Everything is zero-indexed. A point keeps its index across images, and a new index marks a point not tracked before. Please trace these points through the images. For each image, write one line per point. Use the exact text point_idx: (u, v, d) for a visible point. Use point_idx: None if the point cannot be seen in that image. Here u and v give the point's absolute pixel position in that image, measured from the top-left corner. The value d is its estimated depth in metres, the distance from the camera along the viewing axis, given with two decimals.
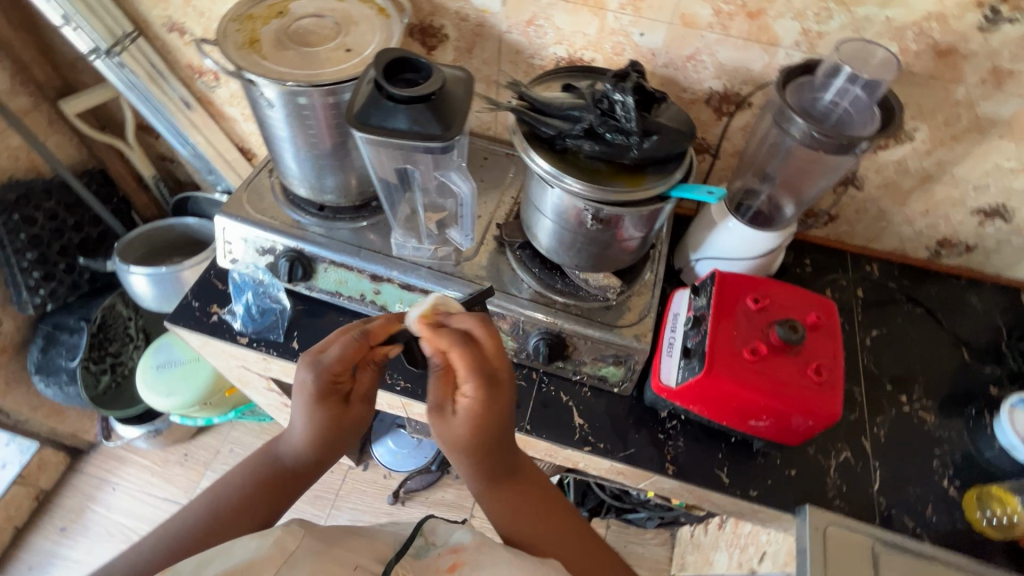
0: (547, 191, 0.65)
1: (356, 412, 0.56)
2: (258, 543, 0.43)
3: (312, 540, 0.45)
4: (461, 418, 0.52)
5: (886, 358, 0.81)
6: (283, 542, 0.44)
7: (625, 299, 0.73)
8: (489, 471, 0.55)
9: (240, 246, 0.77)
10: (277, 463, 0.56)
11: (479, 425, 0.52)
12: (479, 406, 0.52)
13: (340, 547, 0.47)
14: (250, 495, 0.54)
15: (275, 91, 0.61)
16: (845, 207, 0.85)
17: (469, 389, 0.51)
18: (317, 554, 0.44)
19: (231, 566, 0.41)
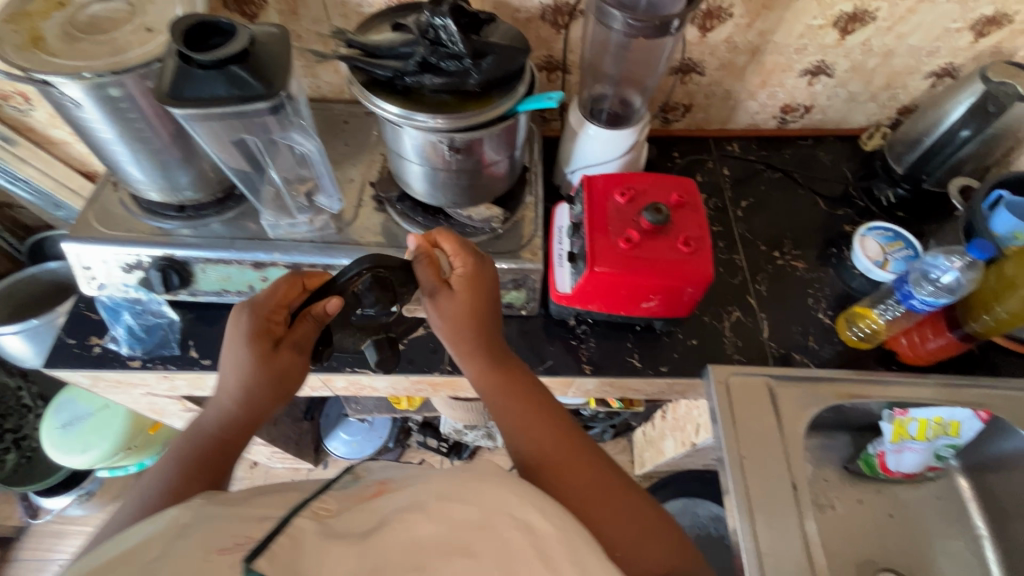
0: (402, 134, 0.64)
1: (285, 360, 0.55)
2: (148, 527, 0.40)
3: (205, 508, 0.42)
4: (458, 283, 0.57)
5: (757, 223, 0.89)
6: (176, 519, 0.41)
7: (512, 226, 0.75)
8: (483, 355, 0.60)
9: (102, 268, 0.71)
10: (210, 435, 0.57)
11: (472, 291, 0.58)
12: (466, 273, 0.58)
13: (246, 505, 0.44)
14: (177, 474, 0.54)
15: (79, 88, 0.56)
16: (695, 94, 0.91)
17: (462, 262, 0.58)
18: (213, 518, 0.41)
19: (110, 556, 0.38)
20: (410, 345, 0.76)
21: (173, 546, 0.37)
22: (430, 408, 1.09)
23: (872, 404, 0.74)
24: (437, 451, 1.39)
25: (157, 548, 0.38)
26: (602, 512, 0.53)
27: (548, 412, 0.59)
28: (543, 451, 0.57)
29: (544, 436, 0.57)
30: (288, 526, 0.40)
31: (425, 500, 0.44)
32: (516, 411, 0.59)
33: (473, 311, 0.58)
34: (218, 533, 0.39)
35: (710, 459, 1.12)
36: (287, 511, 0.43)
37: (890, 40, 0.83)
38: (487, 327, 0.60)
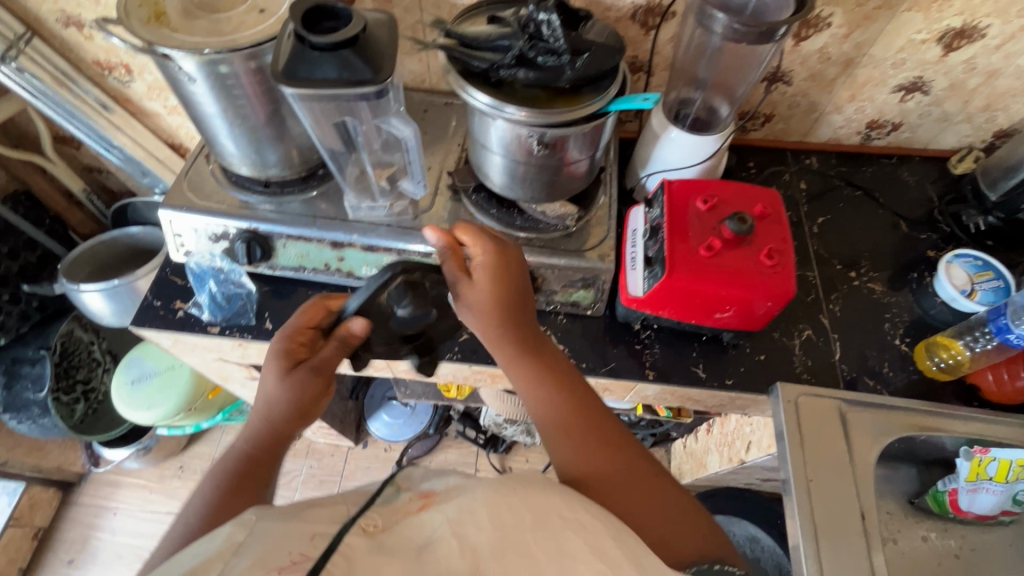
0: (490, 126, 0.65)
1: (309, 383, 0.59)
2: (211, 544, 0.43)
3: (261, 524, 0.43)
4: (480, 277, 0.58)
5: (832, 241, 0.86)
6: (232, 536, 0.42)
7: (584, 225, 0.75)
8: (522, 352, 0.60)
9: (192, 236, 0.75)
10: (247, 454, 0.58)
11: (496, 291, 0.58)
12: (498, 262, 0.59)
13: (299, 519, 0.45)
14: (225, 493, 0.54)
15: (194, 63, 0.59)
16: (778, 104, 0.88)
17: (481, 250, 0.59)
18: (266, 534, 0.42)
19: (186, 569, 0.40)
20: (473, 335, 0.77)
21: (235, 562, 0.39)
22: (477, 399, 1.10)
23: (946, 439, 0.70)
24: (474, 442, 1.40)
25: (219, 563, 0.40)
26: (645, 511, 0.53)
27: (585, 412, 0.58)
28: (583, 456, 0.55)
29: (589, 438, 0.56)
30: (340, 544, 0.40)
31: (470, 512, 0.44)
32: (561, 430, 0.57)
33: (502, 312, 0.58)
34: (273, 551, 0.40)
35: (755, 478, 1.10)
36: (339, 528, 0.44)
37: (997, 59, 0.78)
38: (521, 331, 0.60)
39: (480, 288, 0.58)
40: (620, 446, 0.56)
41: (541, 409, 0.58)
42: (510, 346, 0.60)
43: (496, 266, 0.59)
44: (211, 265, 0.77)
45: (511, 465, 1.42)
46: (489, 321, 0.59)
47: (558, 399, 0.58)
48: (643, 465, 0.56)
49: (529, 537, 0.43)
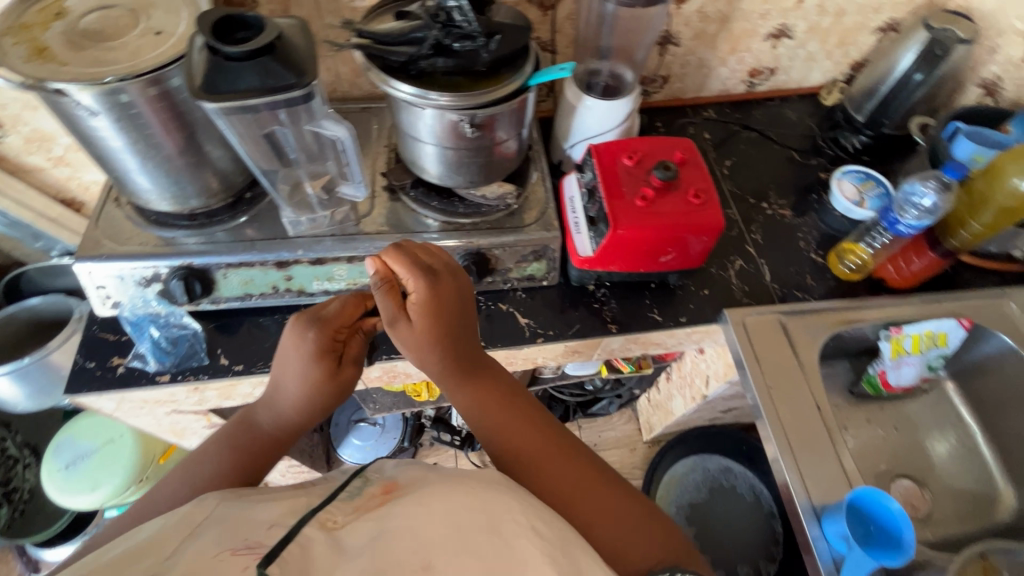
0: (417, 115, 0.65)
1: (347, 376, 0.57)
2: (166, 520, 0.44)
3: (221, 509, 0.45)
4: (415, 310, 0.56)
5: (748, 175, 0.93)
6: (191, 516, 0.44)
7: (525, 200, 0.77)
8: (452, 367, 0.59)
9: (116, 284, 0.71)
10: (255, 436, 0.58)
11: (429, 322, 0.56)
12: (443, 285, 0.56)
13: (255, 510, 0.45)
14: (233, 466, 0.56)
15: (93, 94, 0.56)
16: (679, 55, 0.93)
17: (416, 284, 0.56)
18: (222, 522, 0.42)
19: (131, 546, 0.41)
20: None
21: (189, 544, 0.40)
22: (449, 395, 1.12)
23: (869, 328, 0.80)
24: (452, 444, 1.43)
25: (172, 542, 0.41)
26: (594, 513, 0.53)
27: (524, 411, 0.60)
28: (523, 452, 0.57)
29: (531, 434, 0.58)
30: (296, 536, 0.41)
31: (426, 506, 0.44)
32: (504, 429, 0.58)
33: (436, 341, 0.57)
34: (231, 538, 0.40)
35: (718, 410, 1.19)
36: (298, 518, 0.43)
37: None
38: (460, 349, 0.59)
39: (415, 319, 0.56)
40: (547, 438, 0.58)
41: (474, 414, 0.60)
42: (438, 371, 0.59)
43: (431, 296, 0.55)
44: (151, 311, 0.73)
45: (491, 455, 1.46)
46: (421, 343, 0.56)
47: (483, 403, 0.60)
48: (587, 468, 0.57)
49: (480, 539, 0.41)
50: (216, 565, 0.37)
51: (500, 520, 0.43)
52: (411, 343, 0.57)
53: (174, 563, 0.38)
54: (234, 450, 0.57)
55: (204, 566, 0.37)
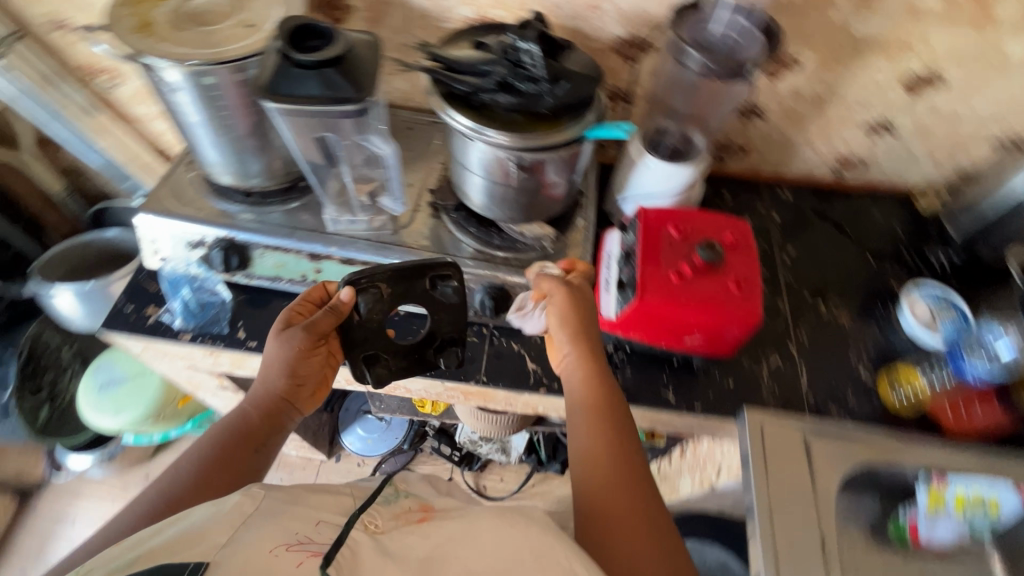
0: (470, 146, 0.66)
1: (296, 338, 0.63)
2: (216, 506, 0.46)
3: (269, 502, 0.47)
4: (572, 291, 0.67)
5: (802, 271, 0.88)
6: (241, 505, 0.46)
7: (562, 246, 0.76)
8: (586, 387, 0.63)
9: (168, 242, 0.74)
10: (248, 416, 0.63)
11: (572, 314, 0.66)
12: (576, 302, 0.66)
13: (304, 504, 0.50)
14: (223, 449, 0.59)
15: (179, 72, 0.60)
16: (752, 137, 0.91)
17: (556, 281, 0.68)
18: (274, 514, 0.46)
19: (184, 527, 0.43)
20: None
21: (245, 531, 0.43)
22: (452, 416, 1.10)
23: (906, 469, 0.72)
24: (449, 459, 1.39)
25: (228, 527, 0.43)
26: (637, 568, 0.50)
27: (612, 424, 0.60)
28: (599, 492, 0.55)
29: (607, 445, 0.58)
30: (348, 538, 0.46)
31: (473, 534, 0.48)
32: (593, 459, 0.57)
33: (572, 331, 0.65)
34: (284, 531, 0.44)
35: (727, 504, 1.10)
36: (345, 519, 0.50)
37: (957, 105, 0.82)
38: (589, 350, 0.65)
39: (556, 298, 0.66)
40: (621, 453, 0.58)
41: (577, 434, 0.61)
42: (581, 388, 0.63)
43: (565, 296, 0.66)
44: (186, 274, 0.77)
45: (485, 483, 1.41)
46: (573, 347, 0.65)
47: (597, 433, 0.59)
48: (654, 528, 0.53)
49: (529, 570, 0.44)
50: (274, 559, 0.40)
51: (544, 557, 0.44)
52: (556, 323, 0.66)
53: (234, 549, 0.41)
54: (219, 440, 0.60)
55: (264, 560, 0.40)
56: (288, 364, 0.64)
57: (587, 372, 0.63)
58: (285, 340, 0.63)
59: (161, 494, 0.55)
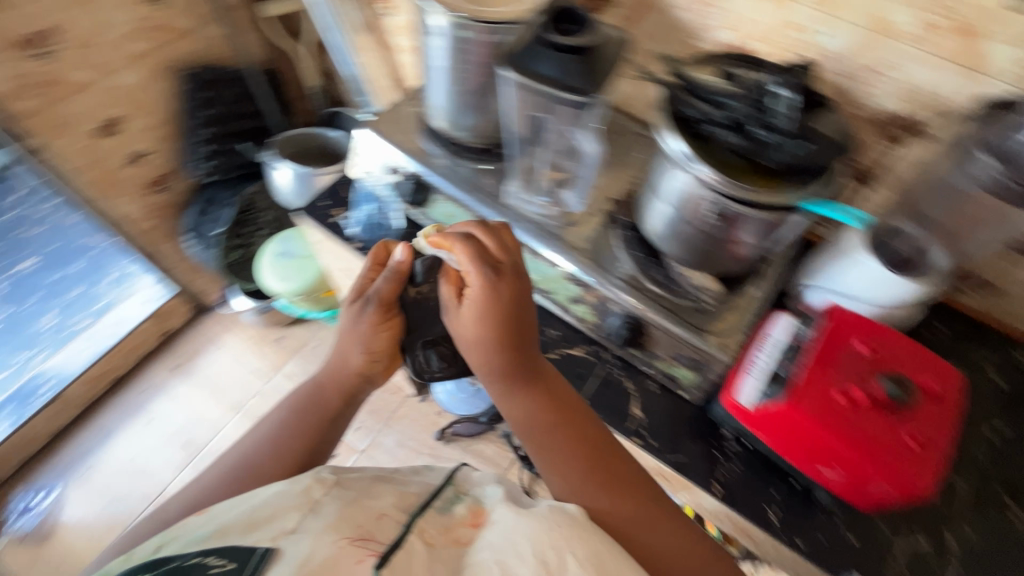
0: (673, 175, 0.62)
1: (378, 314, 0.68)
2: (288, 489, 0.55)
3: (335, 490, 0.56)
4: (467, 314, 0.61)
5: (1009, 461, 0.70)
6: (309, 492, 0.55)
7: (721, 308, 0.69)
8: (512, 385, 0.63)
9: (372, 161, 0.85)
10: (317, 390, 0.74)
11: (486, 327, 0.60)
12: (499, 291, 0.60)
13: (365, 494, 0.57)
14: (295, 426, 0.72)
15: (445, 20, 0.66)
16: (1008, 278, 0.74)
17: (476, 278, 0.60)
18: (341, 502, 0.54)
19: (254, 505, 0.53)
20: (562, 358, 0.76)
21: (310, 520, 0.51)
22: None
23: None
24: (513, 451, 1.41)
25: (297, 511, 0.53)
26: (660, 549, 0.57)
27: (559, 422, 0.63)
28: (590, 492, 0.59)
29: (562, 449, 0.61)
30: (404, 543, 0.51)
31: (512, 544, 0.50)
32: (560, 456, 0.61)
33: (485, 355, 0.62)
34: (346, 521, 0.52)
35: None
36: (405, 517, 0.55)
37: None
38: (520, 362, 0.62)
39: (462, 326, 0.62)
40: (582, 439, 0.62)
41: (523, 426, 0.64)
42: (502, 386, 0.64)
43: (486, 296, 0.60)
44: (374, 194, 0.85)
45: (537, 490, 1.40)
46: (486, 349, 0.61)
47: (540, 421, 0.63)
48: (658, 511, 0.59)
49: None
50: (340, 553, 0.48)
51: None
52: (467, 351, 0.64)
53: (302, 535, 0.50)
54: (290, 414, 0.73)
55: (333, 552, 0.48)
56: (363, 340, 0.69)
57: (517, 394, 0.63)
58: (355, 318, 0.69)
59: (244, 463, 0.68)
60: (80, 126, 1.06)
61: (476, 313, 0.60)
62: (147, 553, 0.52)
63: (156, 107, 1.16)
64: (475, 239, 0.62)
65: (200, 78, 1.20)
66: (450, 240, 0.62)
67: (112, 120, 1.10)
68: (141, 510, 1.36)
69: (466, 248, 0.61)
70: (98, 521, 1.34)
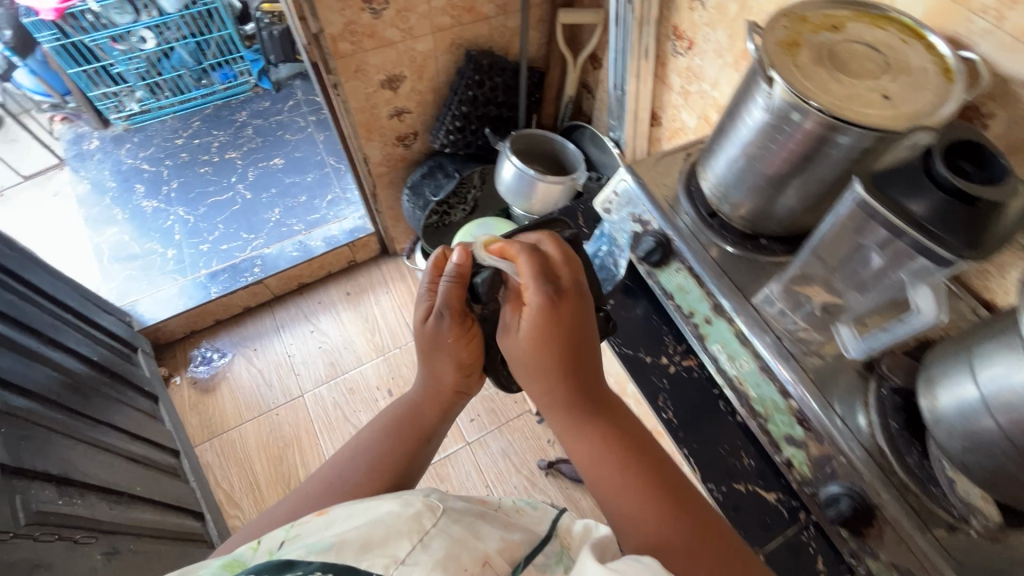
0: (1006, 364, 0.48)
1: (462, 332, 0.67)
2: (400, 505, 0.45)
3: (448, 520, 0.45)
4: (524, 330, 0.61)
5: None
6: (422, 517, 0.44)
7: (985, 542, 0.55)
8: (571, 405, 0.61)
9: (621, 201, 0.82)
10: (412, 412, 0.71)
11: (543, 342, 0.60)
12: (558, 300, 0.60)
13: (475, 532, 0.46)
14: (386, 445, 0.67)
15: (782, 97, 0.57)
16: None
17: (534, 287, 0.61)
18: (452, 539, 0.44)
19: (365, 515, 0.43)
20: (747, 495, 0.66)
21: (419, 556, 0.41)
22: None
23: None
24: None
25: (410, 537, 0.43)
26: None
27: (615, 446, 0.59)
28: (652, 528, 0.52)
29: (618, 475, 0.57)
30: None
31: None
32: (613, 491, 0.56)
33: (539, 375, 0.62)
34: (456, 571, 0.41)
35: None
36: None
37: None
38: (574, 384, 0.61)
39: (516, 346, 0.62)
40: (648, 471, 0.57)
41: (585, 455, 0.60)
42: (563, 409, 0.62)
43: (546, 301, 0.60)
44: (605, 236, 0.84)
45: None
46: (540, 360, 0.61)
47: (600, 448, 0.59)
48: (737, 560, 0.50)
49: None
50: None
51: None
52: (526, 376, 0.63)
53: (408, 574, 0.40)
54: (381, 430, 0.69)
55: None
56: (452, 356, 0.68)
57: (577, 420, 0.61)
58: (433, 338, 0.67)
59: (329, 478, 0.64)
60: (372, 75, 1.18)
61: (529, 322, 0.60)
62: (272, 546, 0.44)
63: (432, 76, 1.26)
64: (542, 252, 0.64)
65: (482, 65, 1.25)
66: (514, 249, 0.64)
67: (396, 77, 1.22)
68: (281, 402, 1.53)
69: (530, 257, 0.62)
70: (248, 395, 1.54)
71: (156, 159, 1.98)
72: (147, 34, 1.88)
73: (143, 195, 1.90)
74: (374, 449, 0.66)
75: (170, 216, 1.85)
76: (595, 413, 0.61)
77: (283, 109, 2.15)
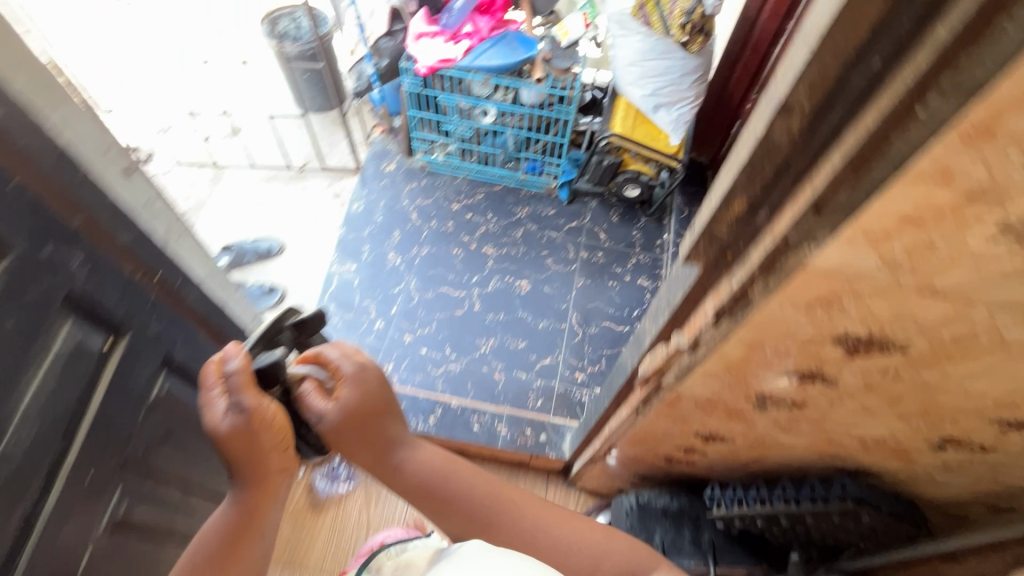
0: None
1: (263, 437, 0.70)
2: None
3: None
4: (342, 410, 0.78)
5: None
6: None
7: None
8: (383, 452, 0.83)
9: None
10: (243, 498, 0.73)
11: (358, 411, 0.79)
12: (368, 380, 0.81)
13: None
14: (225, 539, 0.73)
15: None
16: None
17: (348, 383, 0.80)
18: None
19: None
20: None
21: None
22: None
23: None
24: None
25: None
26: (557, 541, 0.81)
27: (425, 475, 0.84)
28: (471, 513, 0.83)
29: (432, 481, 0.84)
30: None
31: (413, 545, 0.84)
32: (433, 503, 0.83)
33: (366, 441, 0.82)
34: None
35: None
36: None
37: None
38: (388, 436, 0.83)
39: (330, 426, 0.78)
40: (444, 471, 0.85)
41: (404, 484, 0.85)
42: (376, 461, 0.83)
43: (362, 384, 0.80)
44: None
45: None
46: (353, 430, 0.80)
47: (414, 478, 0.84)
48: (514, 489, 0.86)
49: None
50: None
51: None
52: (343, 446, 0.82)
53: None
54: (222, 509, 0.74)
55: None
56: (274, 444, 0.71)
57: (387, 464, 0.84)
58: (255, 423, 0.69)
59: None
60: (690, 427, 0.81)
61: (345, 398, 0.79)
62: None
63: (765, 454, 0.85)
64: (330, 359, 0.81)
65: (855, 515, 0.77)
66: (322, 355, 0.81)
67: (718, 437, 0.83)
68: None
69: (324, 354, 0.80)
70: (343, 543, 1.35)
71: (426, 214, 1.91)
72: (490, 111, 1.76)
73: (394, 245, 1.83)
74: (217, 547, 0.72)
75: (401, 285, 1.75)
76: (397, 464, 0.84)
77: (562, 225, 1.92)
